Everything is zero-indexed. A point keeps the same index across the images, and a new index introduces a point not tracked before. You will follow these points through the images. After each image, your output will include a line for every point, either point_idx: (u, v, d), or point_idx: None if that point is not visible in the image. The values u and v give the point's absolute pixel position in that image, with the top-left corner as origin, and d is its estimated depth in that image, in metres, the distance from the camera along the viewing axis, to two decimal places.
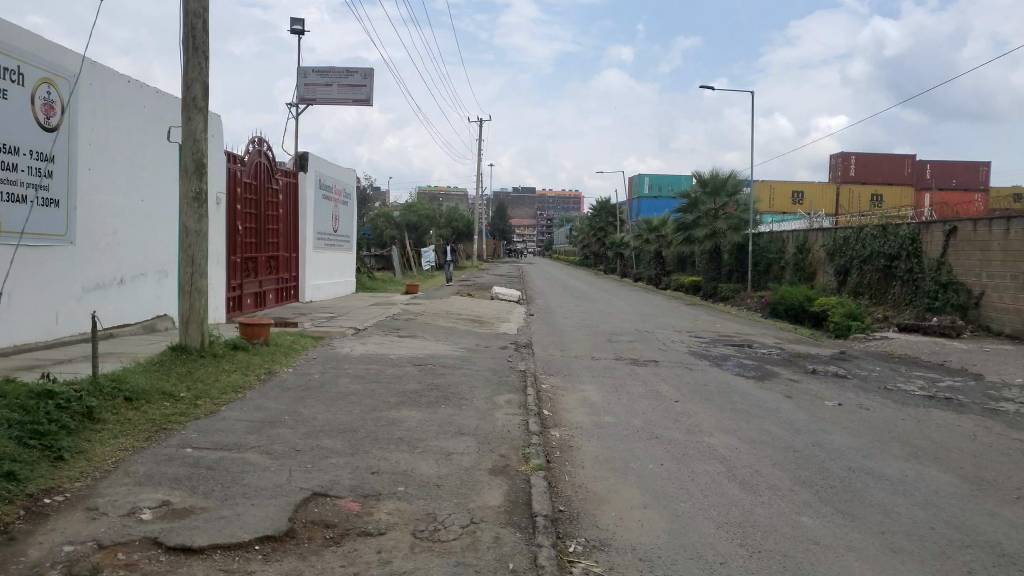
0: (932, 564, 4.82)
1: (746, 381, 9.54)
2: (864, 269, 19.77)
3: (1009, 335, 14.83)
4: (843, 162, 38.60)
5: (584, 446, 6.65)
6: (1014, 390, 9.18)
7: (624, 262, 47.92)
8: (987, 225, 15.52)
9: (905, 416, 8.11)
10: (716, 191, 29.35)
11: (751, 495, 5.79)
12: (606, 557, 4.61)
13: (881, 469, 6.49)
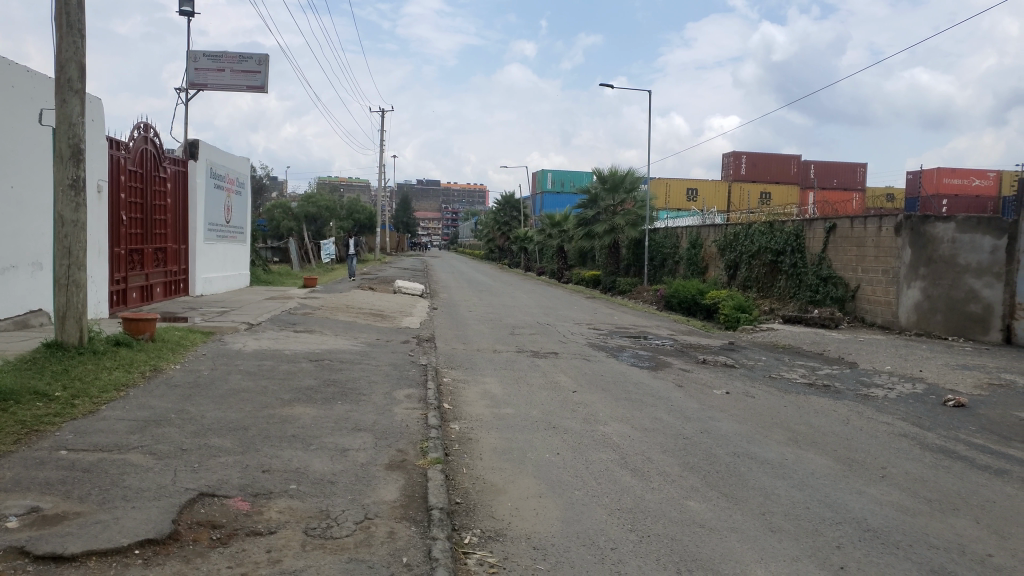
0: (806, 542, 5.15)
1: (641, 371, 9.85)
2: (753, 264, 20.71)
3: (881, 326, 15.92)
4: (735, 161, 40.42)
5: (482, 438, 6.69)
6: (883, 377, 9.87)
7: (528, 257, 48.49)
8: (863, 222, 16.57)
9: (787, 402, 8.58)
10: (615, 188, 29.92)
11: (642, 482, 5.98)
12: (501, 547, 4.67)
13: (763, 453, 6.84)
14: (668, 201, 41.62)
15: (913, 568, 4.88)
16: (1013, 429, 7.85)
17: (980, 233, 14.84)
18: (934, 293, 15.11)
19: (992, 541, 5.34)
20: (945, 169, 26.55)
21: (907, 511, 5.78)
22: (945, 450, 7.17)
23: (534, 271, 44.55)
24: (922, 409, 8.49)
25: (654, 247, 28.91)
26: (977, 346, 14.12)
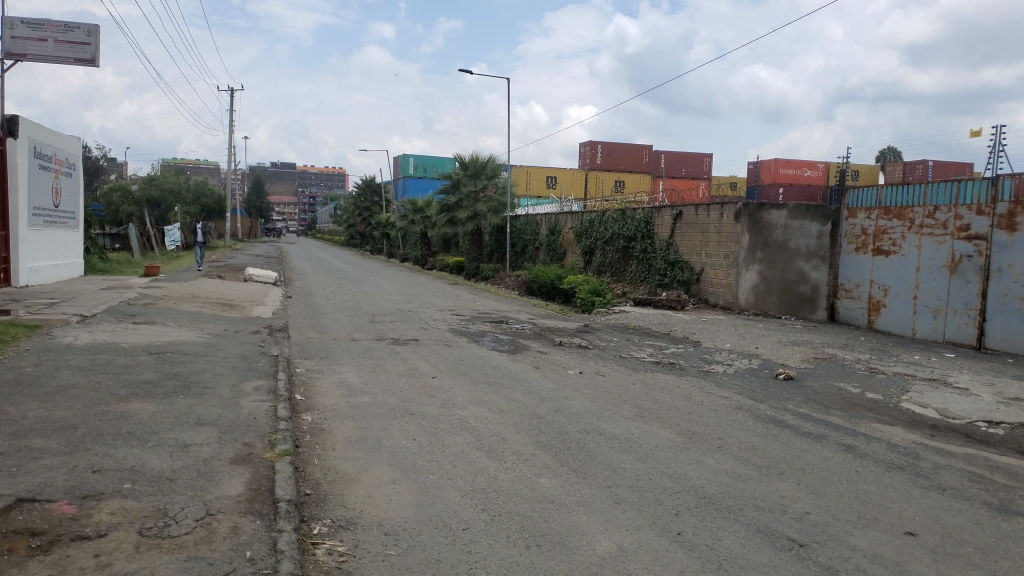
0: (648, 511, 5.46)
1: (499, 355, 10.02)
2: (606, 249, 21.51)
3: (723, 307, 17.03)
4: (591, 150, 41.61)
5: (335, 428, 6.59)
6: (722, 354, 10.57)
7: (390, 243, 47.95)
8: (706, 210, 17.60)
9: (635, 380, 9.02)
10: (477, 174, 29.97)
11: (496, 462, 6.11)
12: (352, 535, 4.65)
13: (611, 429, 7.16)
14: (528, 187, 42.28)
15: (742, 529, 5.31)
16: (832, 398, 8.67)
17: (808, 219, 16.11)
18: (769, 276, 16.29)
19: (810, 500, 5.90)
20: (780, 160, 28.59)
21: (739, 477, 6.25)
22: (775, 420, 7.80)
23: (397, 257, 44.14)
24: (756, 382, 9.18)
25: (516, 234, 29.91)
26: (807, 324, 15.41)
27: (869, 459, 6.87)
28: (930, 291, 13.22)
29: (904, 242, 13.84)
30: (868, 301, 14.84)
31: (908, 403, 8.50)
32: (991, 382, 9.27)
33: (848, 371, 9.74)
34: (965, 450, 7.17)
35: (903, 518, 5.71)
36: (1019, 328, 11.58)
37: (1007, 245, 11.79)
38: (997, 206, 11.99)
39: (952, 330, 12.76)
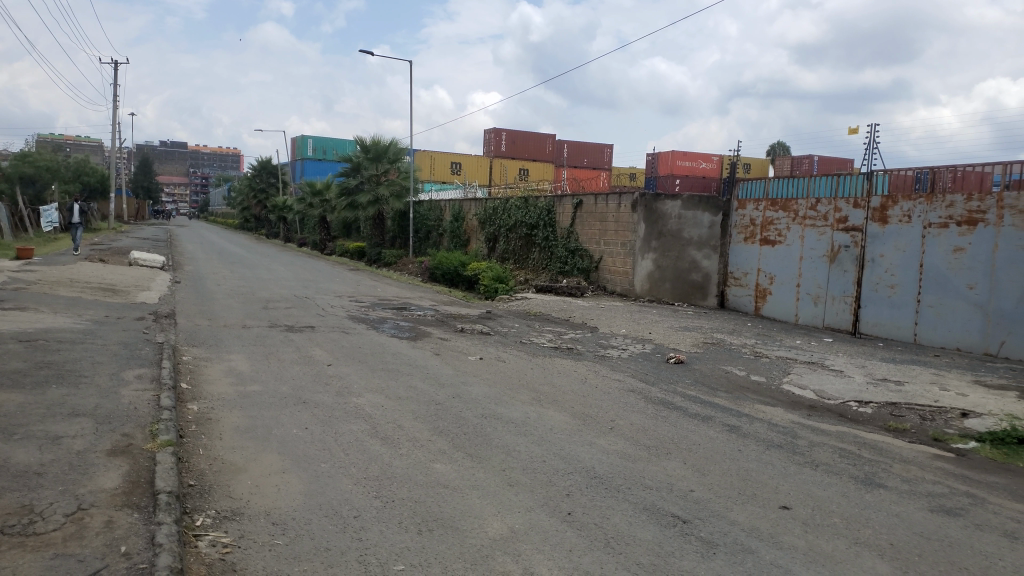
0: (540, 493, 5.57)
1: (399, 342, 9.94)
2: (510, 237, 21.66)
3: (620, 294, 17.49)
4: (495, 137, 41.68)
5: (223, 417, 6.39)
6: (618, 339, 10.87)
7: (287, 227, 46.62)
8: (605, 199, 18.01)
9: (534, 365, 9.15)
10: (379, 158, 29.58)
11: (390, 449, 6.07)
12: (237, 526, 4.53)
13: (508, 413, 7.25)
14: (432, 173, 41.94)
15: (629, 508, 5.50)
16: (719, 381, 9.08)
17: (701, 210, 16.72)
18: (664, 264, 16.91)
19: (695, 479, 6.16)
20: (678, 152, 29.46)
21: (628, 457, 6.45)
22: (664, 402, 8.10)
23: (295, 242, 42.96)
24: (648, 366, 9.49)
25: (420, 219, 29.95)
26: (699, 311, 16.04)
27: (750, 438, 7.23)
28: (811, 280, 13.98)
29: (789, 232, 14.58)
30: (755, 288, 15.55)
31: (789, 385, 9.00)
32: (862, 364, 9.93)
33: (735, 355, 10.21)
34: (837, 428, 7.66)
35: (779, 492, 6.05)
36: (889, 314, 12.44)
37: (879, 236, 12.61)
38: (871, 199, 12.80)
39: (831, 316, 13.55)
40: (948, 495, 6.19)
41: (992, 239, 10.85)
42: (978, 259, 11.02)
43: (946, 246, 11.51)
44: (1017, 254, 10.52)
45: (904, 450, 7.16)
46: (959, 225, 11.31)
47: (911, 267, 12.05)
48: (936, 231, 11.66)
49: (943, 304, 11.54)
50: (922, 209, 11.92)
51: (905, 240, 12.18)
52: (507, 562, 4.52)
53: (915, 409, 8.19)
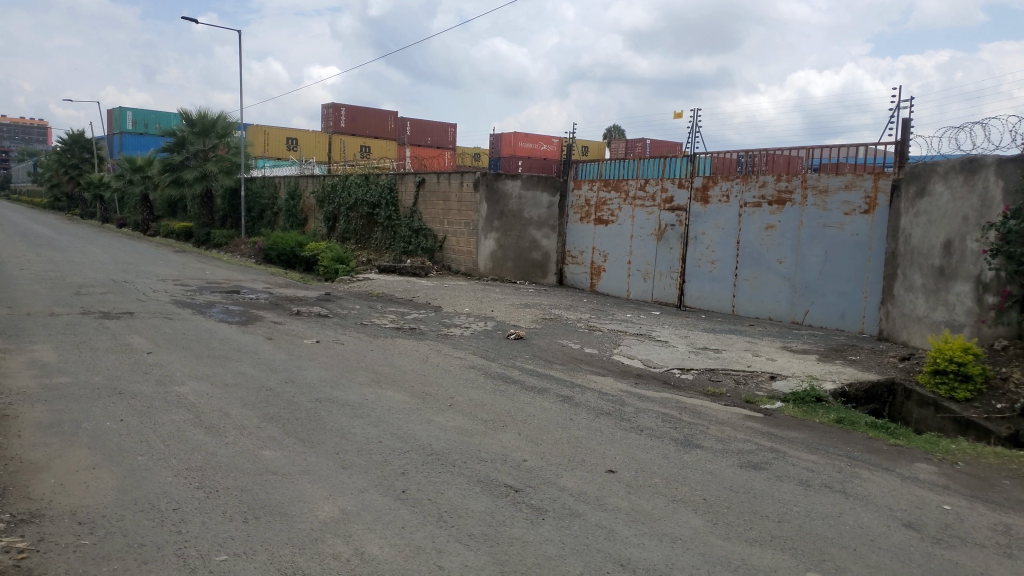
0: (375, 472, 5.55)
1: (229, 326, 9.52)
2: (351, 216, 21.22)
3: (464, 273, 17.67)
4: (334, 113, 40.47)
5: (23, 413, 5.88)
6: (460, 318, 10.98)
7: (105, 206, 43.04)
8: (447, 178, 18.09)
9: (374, 346, 9.07)
10: (205, 132, 27.81)
11: (216, 438, 5.82)
12: (37, 529, 4.21)
13: (345, 396, 7.15)
14: (267, 149, 40.08)
15: (464, 481, 5.60)
16: (555, 354, 9.42)
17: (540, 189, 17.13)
18: (505, 243, 17.18)
19: (528, 448, 6.37)
20: (519, 134, 29.90)
21: (465, 432, 6.56)
22: (502, 376, 8.30)
23: (114, 222, 39.76)
24: (489, 343, 9.66)
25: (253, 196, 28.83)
26: (539, 288, 16.50)
27: (581, 407, 7.57)
28: (641, 257, 14.76)
29: (621, 212, 15.27)
30: (590, 266, 16.19)
31: (619, 356, 9.48)
32: (685, 334, 10.64)
33: (570, 330, 10.62)
34: (661, 394, 8.18)
35: (606, 457, 6.38)
36: (710, 288, 13.40)
37: (702, 215, 13.50)
38: (694, 180, 13.64)
39: (659, 291, 14.40)
40: (755, 451, 6.80)
41: (797, 217, 11.91)
42: (785, 236, 12.08)
43: (758, 224, 12.51)
44: (818, 230, 11.62)
45: (718, 412, 7.78)
46: (770, 204, 12.32)
47: (729, 244, 13.02)
48: (750, 210, 12.63)
49: (756, 278, 12.58)
50: (738, 190, 12.86)
51: (723, 218, 13.12)
52: (337, 543, 4.48)
53: (731, 375, 8.89)
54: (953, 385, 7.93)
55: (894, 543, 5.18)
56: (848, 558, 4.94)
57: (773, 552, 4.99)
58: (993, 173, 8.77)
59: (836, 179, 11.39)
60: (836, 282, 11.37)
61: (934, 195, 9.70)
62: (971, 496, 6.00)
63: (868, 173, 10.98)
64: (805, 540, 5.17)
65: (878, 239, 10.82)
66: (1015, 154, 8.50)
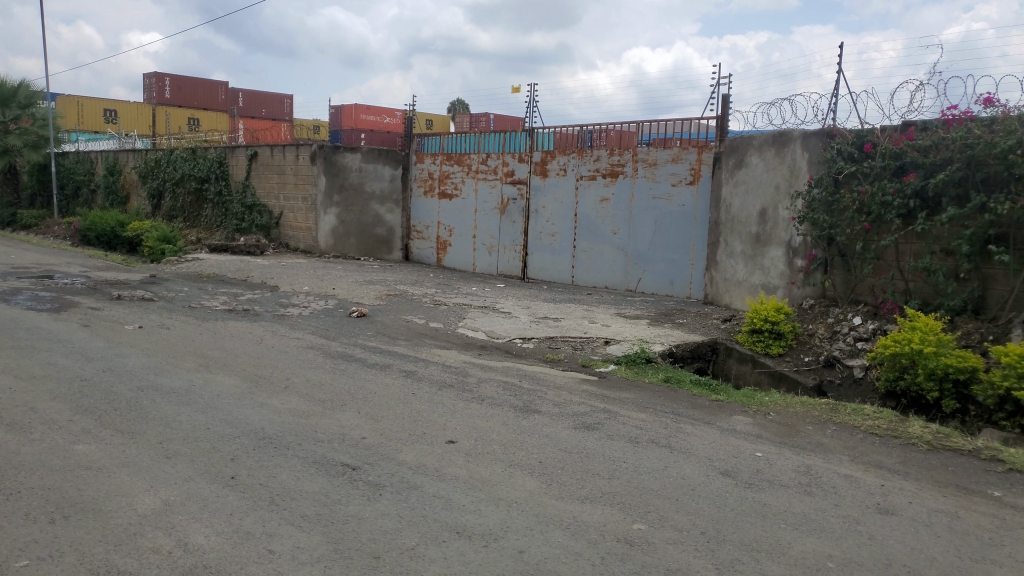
0: (202, 461, 5.33)
1: (37, 315, 8.74)
2: (177, 192, 20.00)
3: (304, 251, 17.29)
4: (157, 83, 37.66)
5: None
6: (299, 297, 10.67)
7: None
8: (281, 151, 17.45)
9: (203, 330, 8.65)
10: (4, 101, 25.05)
11: (19, 436, 5.36)
12: None
13: (169, 383, 6.79)
14: (80, 121, 36.69)
15: (298, 463, 5.50)
16: (399, 330, 9.40)
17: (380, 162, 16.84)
18: (347, 219, 16.92)
19: (367, 426, 6.33)
20: (361, 107, 29.16)
21: (301, 414, 6.43)
22: (343, 355, 8.19)
23: None
24: (329, 322, 9.48)
25: (64, 172, 26.37)
26: (383, 264, 16.33)
27: (424, 380, 7.63)
28: (485, 231, 14.98)
29: (463, 186, 15.37)
30: (436, 241, 16.22)
31: (462, 329, 9.60)
32: (527, 305, 10.92)
33: (414, 305, 10.60)
34: (503, 364, 8.40)
35: (446, 429, 6.46)
36: (551, 259, 13.84)
37: (541, 188, 13.84)
38: (533, 154, 13.92)
39: (503, 264, 14.71)
40: (589, 413, 7.13)
41: (629, 190, 12.46)
42: (619, 208, 12.63)
43: (594, 196, 12.99)
44: (648, 202, 12.21)
45: (555, 377, 8.09)
46: (604, 177, 12.81)
47: (568, 216, 13.46)
48: (587, 183, 13.08)
49: (593, 249, 13.11)
50: (574, 163, 13.26)
51: (562, 191, 13.52)
52: (158, 536, 4.29)
53: (569, 341, 9.24)
54: (767, 342, 8.66)
55: (712, 491, 5.63)
56: (670, 508, 5.33)
57: (604, 507, 5.29)
58: (799, 146, 9.58)
59: (664, 153, 11.97)
60: (665, 250, 12.06)
61: (750, 166, 10.46)
62: (779, 442, 6.60)
63: (692, 147, 11.61)
64: (632, 494, 5.52)
65: (702, 209, 11.53)
66: (817, 129, 9.33)
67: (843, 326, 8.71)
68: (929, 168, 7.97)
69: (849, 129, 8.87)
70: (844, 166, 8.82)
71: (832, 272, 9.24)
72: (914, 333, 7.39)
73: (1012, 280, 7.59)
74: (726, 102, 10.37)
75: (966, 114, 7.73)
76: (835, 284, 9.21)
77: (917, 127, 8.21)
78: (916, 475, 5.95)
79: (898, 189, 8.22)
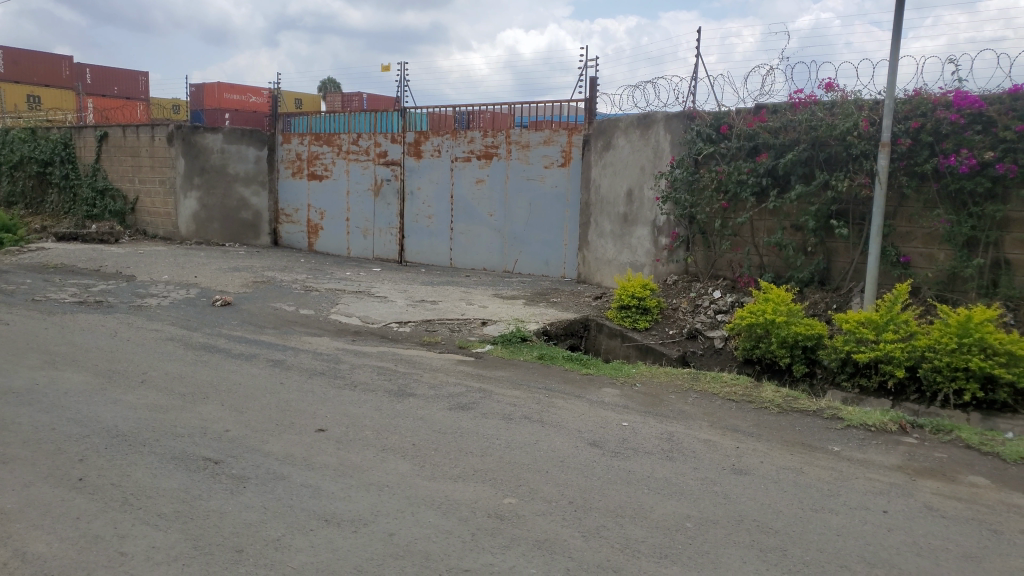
0: (46, 464, 4.99)
1: None
2: (15, 176, 18.35)
3: (163, 238, 16.47)
4: None
5: None
6: (159, 286, 10.11)
7: None
8: (134, 131, 16.48)
9: (49, 325, 8.05)
10: None
11: None
12: None
13: (9, 383, 6.28)
14: None
15: (155, 460, 5.24)
16: (267, 318, 9.09)
17: (245, 144, 16.15)
18: (209, 203, 16.20)
19: (232, 418, 6.10)
20: (224, 85, 27.80)
21: (159, 409, 6.12)
22: (205, 346, 7.84)
23: None
24: (191, 312, 9.05)
25: None
26: (250, 250, 15.70)
27: (294, 369, 7.44)
28: (359, 213, 14.71)
29: (335, 167, 14.99)
30: (307, 225, 15.77)
31: (335, 314, 9.40)
32: (402, 288, 10.82)
33: (284, 292, 10.27)
34: (377, 348, 8.29)
35: (317, 417, 6.32)
36: (428, 242, 13.78)
37: (416, 169, 13.71)
38: (407, 135, 13.75)
39: (379, 247, 14.51)
40: (464, 393, 7.16)
41: (503, 171, 12.54)
42: (494, 189, 12.69)
43: (469, 177, 13.00)
44: (522, 184, 12.33)
45: (430, 359, 8.08)
46: (478, 158, 12.82)
47: (444, 198, 13.41)
48: (461, 164, 13.06)
49: (470, 231, 13.15)
50: (448, 144, 13.20)
51: (436, 172, 13.45)
52: None
53: (445, 323, 9.24)
54: (635, 317, 8.98)
55: (581, 461, 5.81)
56: (540, 481, 5.45)
57: (476, 485, 5.34)
58: (662, 129, 9.96)
59: (535, 135, 12.09)
60: (540, 231, 12.24)
61: (617, 148, 10.76)
62: (645, 411, 6.87)
63: (562, 129, 11.77)
64: (503, 469, 5.60)
65: (573, 190, 11.72)
66: (679, 112, 9.71)
67: (704, 300, 9.19)
68: (779, 148, 8.51)
69: (707, 112, 9.29)
70: (703, 147, 9.23)
71: (693, 249, 9.71)
72: (768, 303, 7.83)
73: (852, 253, 8.33)
74: (593, 85, 10.59)
75: (810, 98, 8.26)
76: (696, 260, 9.70)
77: (768, 109, 8.68)
78: (768, 436, 6.36)
79: (752, 168, 8.74)
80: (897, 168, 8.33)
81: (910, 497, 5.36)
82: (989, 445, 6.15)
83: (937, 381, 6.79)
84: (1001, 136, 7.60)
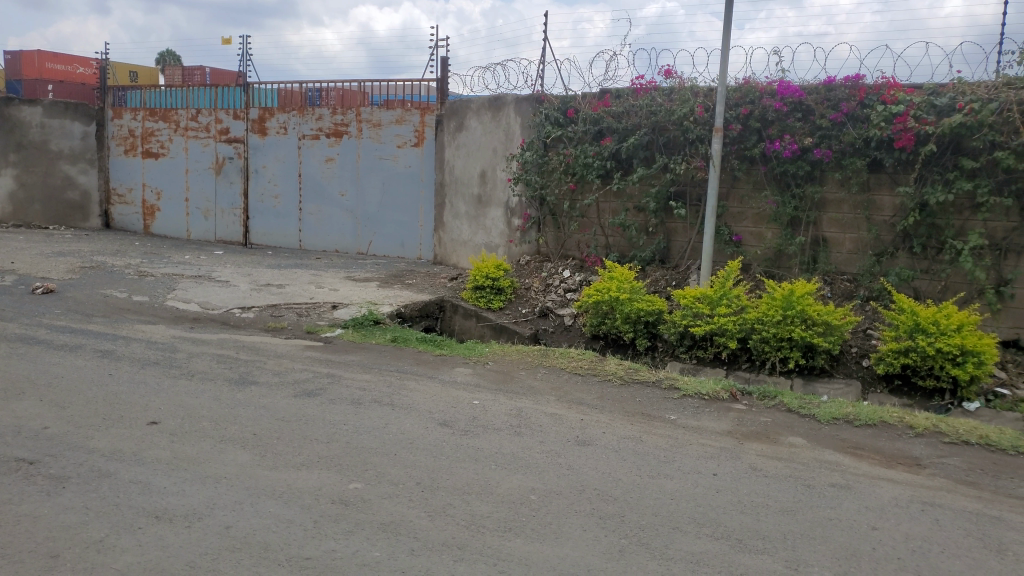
0: None
1: None
2: None
3: None
4: None
5: None
6: None
7: None
8: None
9: None
10: None
11: None
12: None
13: None
14: None
15: None
16: (95, 306, 8.46)
17: (69, 119, 14.88)
18: (28, 181, 14.97)
19: (50, 414, 5.66)
20: (47, 54, 25.48)
21: None
22: (22, 338, 7.19)
23: None
24: (6, 301, 8.28)
25: None
26: (78, 233, 14.54)
27: (124, 359, 6.98)
28: (200, 193, 13.96)
29: (172, 144, 14.13)
30: (142, 206, 14.80)
31: (173, 301, 8.88)
32: (248, 272, 10.37)
33: (116, 278, 9.59)
34: (218, 336, 7.92)
35: (147, 409, 5.96)
36: (276, 224, 13.30)
37: (260, 147, 13.16)
38: (250, 111, 13.16)
39: (222, 229, 13.83)
40: (310, 379, 7.00)
41: (354, 150, 12.27)
42: (345, 169, 12.40)
43: (318, 156, 12.63)
44: (374, 163, 12.12)
45: (276, 345, 7.81)
46: (327, 137, 12.48)
47: (291, 178, 12.96)
48: (309, 143, 12.66)
49: (320, 212, 12.81)
50: (296, 122, 12.76)
51: (283, 151, 12.97)
52: None
53: (293, 308, 8.96)
54: (489, 297, 9.09)
55: (429, 442, 5.82)
56: (388, 464, 5.42)
57: (320, 471, 5.23)
58: (513, 111, 10.10)
59: (387, 114, 11.90)
60: (394, 212, 12.10)
61: (469, 129, 10.79)
62: (495, 389, 6.98)
63: (414, 108, 11.64)
64: (349, 455, 5.52)
65: (427, 170, 11.63)
66: (528, 95, 9.87)
67: (555, 279, 9.44)
68: (622, 133, 8.85)
69: (554, 95, 9.49)
70: (551, 130, 9.44)
71: (544, 230, 9.93)
72: (612, 282, 8.16)
73: (690, 233, 8.84)
74: (445, 65, 10.54)
75: (651, 84, 8.62)
76: (547, 241, 9.94)
77: (612, 94, 8.99)
78: (610, 408, 6.64)
79: (597, 151, 9.04)
80: (729, 152, 8.84)
81: (736, 459, 5.76)
82: (807, 407, 6.72)
83: (765, 351, 7.32)
84: (818, 123, 8.25)
